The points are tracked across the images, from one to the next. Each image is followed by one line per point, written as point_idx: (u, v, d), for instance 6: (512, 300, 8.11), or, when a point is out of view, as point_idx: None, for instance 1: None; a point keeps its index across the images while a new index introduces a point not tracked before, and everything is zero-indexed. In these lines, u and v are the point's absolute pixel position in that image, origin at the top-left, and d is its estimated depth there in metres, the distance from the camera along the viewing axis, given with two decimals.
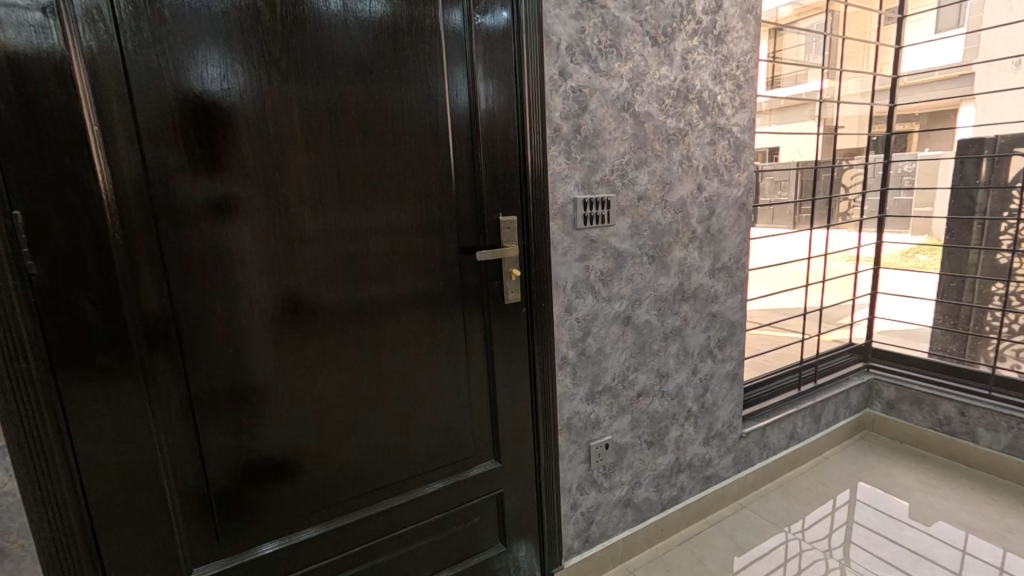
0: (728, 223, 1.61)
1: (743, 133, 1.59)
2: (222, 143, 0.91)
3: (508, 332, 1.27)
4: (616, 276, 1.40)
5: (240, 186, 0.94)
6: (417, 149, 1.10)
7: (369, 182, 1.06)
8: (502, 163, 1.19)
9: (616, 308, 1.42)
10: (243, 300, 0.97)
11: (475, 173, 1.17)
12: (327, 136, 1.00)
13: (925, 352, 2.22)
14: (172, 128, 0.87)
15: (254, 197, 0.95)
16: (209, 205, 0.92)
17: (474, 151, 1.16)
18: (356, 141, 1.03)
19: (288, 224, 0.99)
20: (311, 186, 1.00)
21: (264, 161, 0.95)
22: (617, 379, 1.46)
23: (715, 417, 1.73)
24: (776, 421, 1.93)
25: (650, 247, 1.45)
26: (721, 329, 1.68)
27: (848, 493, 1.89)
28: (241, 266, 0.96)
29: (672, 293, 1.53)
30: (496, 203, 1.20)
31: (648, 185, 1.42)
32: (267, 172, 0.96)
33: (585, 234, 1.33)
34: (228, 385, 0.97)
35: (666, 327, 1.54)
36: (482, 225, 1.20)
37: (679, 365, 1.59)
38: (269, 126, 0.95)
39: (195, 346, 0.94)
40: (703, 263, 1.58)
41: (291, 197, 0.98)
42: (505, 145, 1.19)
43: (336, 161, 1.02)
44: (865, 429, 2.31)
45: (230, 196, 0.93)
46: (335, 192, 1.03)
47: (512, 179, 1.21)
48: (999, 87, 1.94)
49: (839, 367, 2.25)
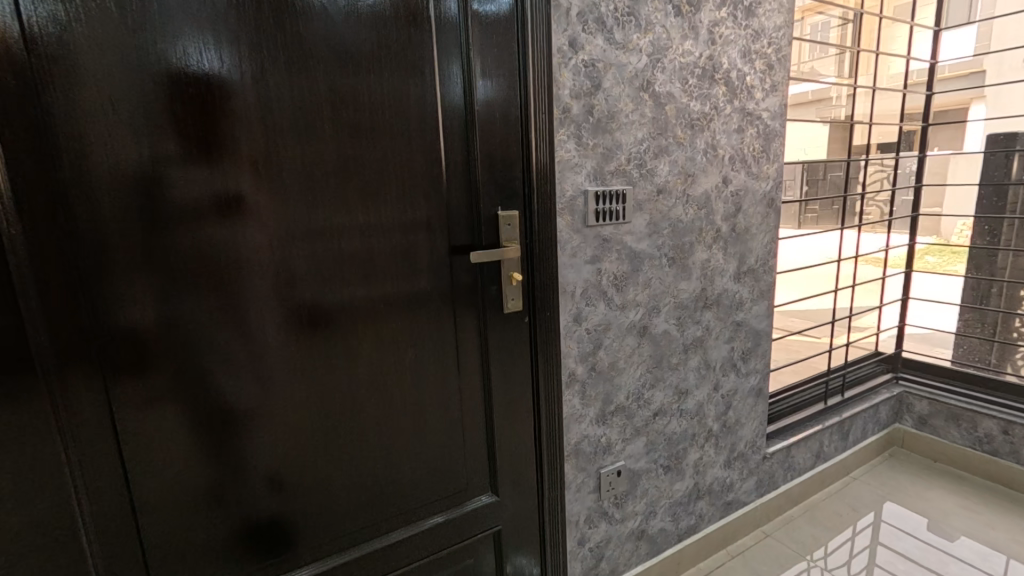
0: (755, 221, 1.44)
1: (774, 119, 1.41)
2: (154, 117, 0.73)
3: (508, 346, 1.09)
4: (631, 280, 1.23)
5: (178, 172, 0.76)
6: (400, 131, 0.91)
7: (343, 170, 0.88)
8: (500, 148, 1.01)
9: (631, 317, 1.24)
10: (185, 310, 0.79)
11: (469, 160, 0.99)
12: (289, 113, 0.82)
13: (948, 360, 2.08)
14: (89, 97, 0.70)
15: (198, 185, 0.77)
16: (138, 193, 0.74)
17: (467, 134, 0.98)
18: (325, 121, 0.85)
19: (242, 220, 0.81)
20: (269, 174, 0.82)
21: (209, 142, 0.77)
22: (632, 397, 1.29)
23: (738, 437, 1.55)
24: (802, 439, 1.76)
25: (669, 247, 1.27)
26: (746, 340, 1.50)
27: (873, 515, 1.73)
28: (181, 269, 0.78)
29: (694, 300, 1.35)
30: (493, 194, 1.02)
31: (669, 176, 1.24)
32: (214, 156, 0.78)
33: (597, 232, 1.15)
34: (167, 414, 0.80)
35: (686, 338, 1.36)
36: (477, 222, 1.01)
37: (700, 381, 1.42)
38: (216, 99, 0.77)
39: (120, 368, 0.76)
40: (728, 266, 1.40)
41: (245, 186, 0.81)
42: (505, 127, 1.01)
43: (300, 143, 0.83)
44: (894, 446, 2.12)
45: (166, 182, 0.75)
46: (298, 180, 0.84)
47: (513, 166, 1.03)
48: (1005, 79, 1.81)
49: (866, 379, 2.07)
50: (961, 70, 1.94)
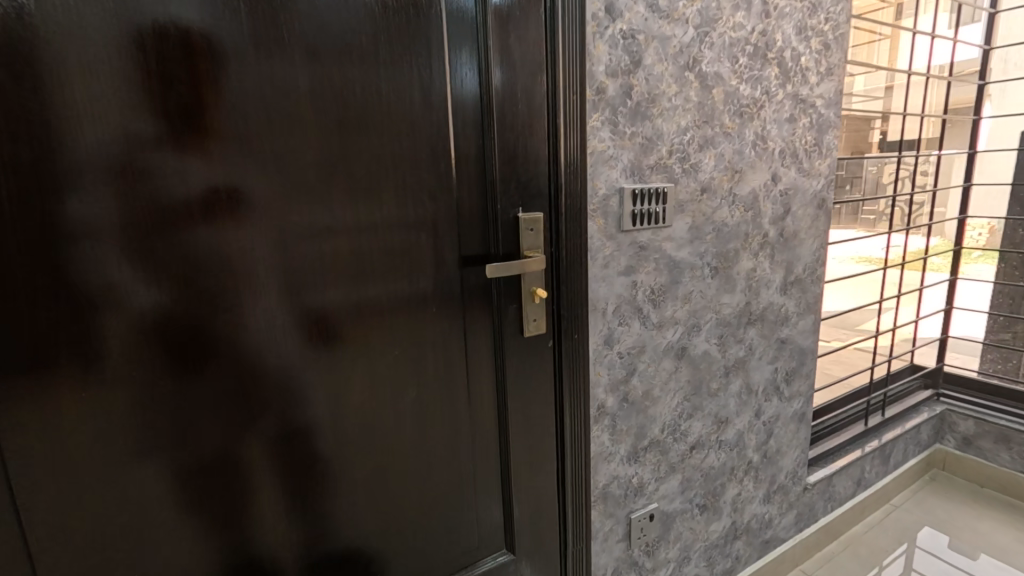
0: (804, 224, 1.26)
1: (828, 108, 1.23)
2: (102, 90, 0.55)
3: (528, 375, 0.90)
4: (670, 295, 1.04)
5: (136, 165, 0.57)
6: (411, 115, 0.73)
7: (332, 162, 0.69)
8: (523, 137, 0.82)
9: (668, 337, 1.06)
10: (140, 338, 0.60)
11: (489, 151, 0.80)
12: (260, 84, 0.62)
13: (975, 372, 1.95)
14: (13, 57, 0.51)
15: (162, 181, 0.59)
16: (79, 190, 0.55)
17: (490, 118, 0.79)
18: (312, 98, 0.66)
19: (214, 228, 0.62)
20: (245, 167, 0.63)
21: (176, 124, 0.59)
22: (667, 430, 1.11)
23: (779, 467, 1.38)
24: (844, 466, 1.59)
25: (713, 255, 1.09)
26: (790, 359, 1.32)
27: (905, 547, 1.56)
28: (141, 291, 0.59)
29: (737, 316, 1.17)
30: (513, 192, 0.83)
31: (714, 171, 1.05)
32: (183, 144, 0.59)
33: (633, 238, 0.97)
34: (109, 478, 0.61)
35: (728, 360, 1.18)
36: (492, 226, 0.82)
37: (740, 408, 1.24)
38: (184, 68, 0.58)
39: (48, 421, 0.57)
40: (775, 276, 1.22)
41: (222, 183, 0.62)
42: (530, 109, 0.82)
43: (275, 126, 0.64)
44: (934, 468, 1.95)
45: (120, 177, 0.57)
46: (277, 175, 0.65)
47: (538, 158, 0.84)
48: (1012, 75, 1.78)
49: (905, 396, 1.91)
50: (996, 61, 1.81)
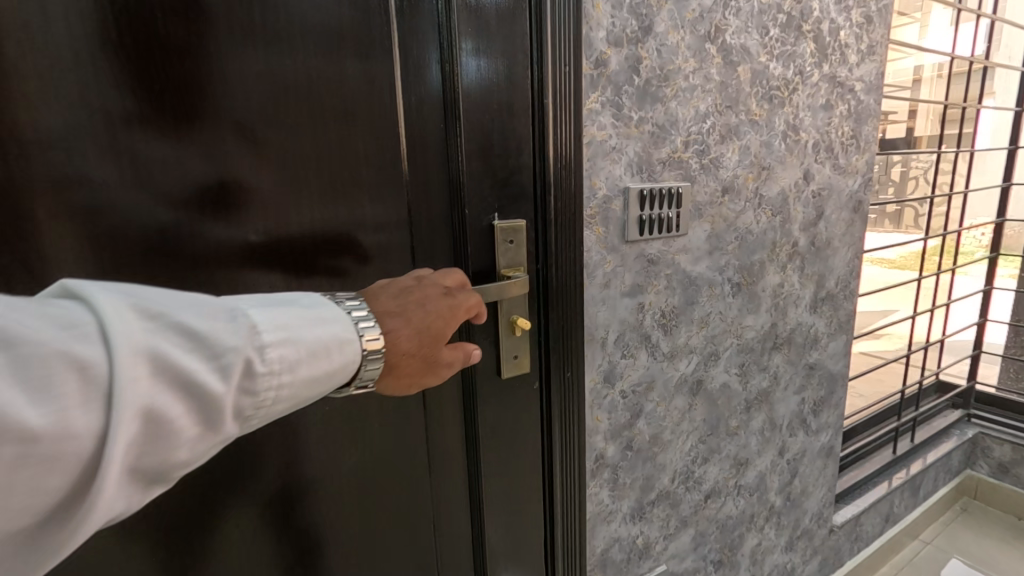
0: (838, 231, 1.07)
1: (868, 94, 1.04)
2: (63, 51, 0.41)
3: (506, 424, 0.71)
4: (683, 318, 0.85)
5: (130, 150, 0.44)
6: (352, 90, 0.54)
7: (326, 148, 0.54)
8: (501, 122, 0.63)
9: (681, 369, 0.87)
10: None
11: (453, 141, 0.61)
12: (231, 45, 0.47)
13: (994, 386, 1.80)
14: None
15: (157, 171, 0.45)
16: (54, 183, 0.42)
17: (453, 97, 0.60)
18: (287, 65, 0.50)
19: (220, 230, 0.49)
20: (251, 155, 0.49)
21: (168, 96, 0.45)
22: (679, 479, 0.93)
23: (803, 510, 1.20)
24: (874, 502, 1.40)
25: (734, 269, 0.90)
26: (819, 387, 1.14)
27: None
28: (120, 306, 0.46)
29: (761, 341, 0.99)
30: (488, 195, 0.64)
31: (738, 168, 0.86)
32: (182, 123, 0.46)
33: (640, 250, 0.78)
34: None
35: (750, 393, 1.00)
36: (460, 237, 0.64)
37: (762, 446, 1.06)
38: (168, 21, 0.44)
39: None
40: (805, 292, 1.04)
41: (230, 175, 0.49)
42: (511, 85, 0.63)
43: (254, 101, 0.49)
44: (965, 497, 1.77)
45: (108, 166, 0.44)
46: (277, 164, 0.51)
47: (521, 150, 0.65)
48: None
49: (933, 419, 1.74)
50: None
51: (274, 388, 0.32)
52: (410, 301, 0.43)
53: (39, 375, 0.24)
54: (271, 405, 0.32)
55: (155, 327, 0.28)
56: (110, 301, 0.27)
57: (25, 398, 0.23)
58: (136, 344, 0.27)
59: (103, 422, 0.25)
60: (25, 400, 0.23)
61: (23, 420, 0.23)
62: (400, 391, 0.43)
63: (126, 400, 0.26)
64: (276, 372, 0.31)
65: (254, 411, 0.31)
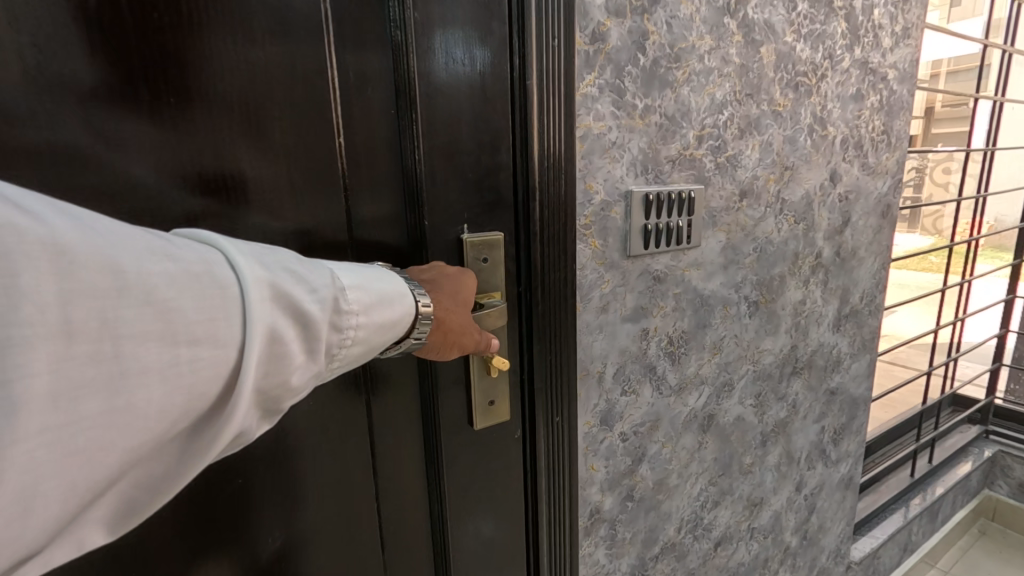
0: (865, 239, 0.94)
1: (902, 83, 0.91)
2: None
3: (480, 482, 0.58)
4: (694, 344, 0.72)
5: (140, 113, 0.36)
6: (279, 64, 0.41)
7: (348, 119, 0.45)
8: (471, 110, 0.50)
9: (691, 403, 0.75)
10: None
11: (407, 133, 0.48)
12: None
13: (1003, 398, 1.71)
14: None
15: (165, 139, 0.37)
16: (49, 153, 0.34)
17: (405, 77, 0.47)
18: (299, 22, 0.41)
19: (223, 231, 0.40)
20: (255, 150, 0.41)
21: (167, 74, 0.37)
22: (686, 527, 0.80)
23: (820, 548, 1.08)
24: (893, 532, 1.28)
25: (752, 286, 0.78)
26: (840, 414, 1.01)
27: None
28: None
29: (780, 366, 0.86)
30: (454, 202, 0.51)
31: (759, 168, 0.73)
32: (192, 107, 0.38)
33: (645, 266, 0.65)
34: None
35: (766, 426, 0.87)
36: (419, 253, 0.50)
37: (778, 483, 0.93)
38: None
39: None
40: (827, 309, 0.91)
41: (241, 171, 0.41)
42: (490, 61, 0.50)
43: (238, 83, 0.40)
44: (982, 519, 1.66)
45: (107, 153, 0.35)
46: (296, 136, 0.43)
47: (497, 145, 0.52)
48: None
49: (948, 436, 1.63)
50: None
51: (353, 328, 0.32)
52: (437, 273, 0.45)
53: (189, 286, 0.24)
54: (353, 345, 0.32)
55: (264, 261, 0.28)
56: (222, 243, 0.28)
57: (183, 304, 0.24)
58: (257, 274, 0.27)
59: (240, 335, 0.25)
60: (180, 304, 0.24)
61: (185, 323, 0.24)
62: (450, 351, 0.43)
63: (259, 314, 0.26)
64: (357, 312, 0.32)
65: (338, 350, 0.31)
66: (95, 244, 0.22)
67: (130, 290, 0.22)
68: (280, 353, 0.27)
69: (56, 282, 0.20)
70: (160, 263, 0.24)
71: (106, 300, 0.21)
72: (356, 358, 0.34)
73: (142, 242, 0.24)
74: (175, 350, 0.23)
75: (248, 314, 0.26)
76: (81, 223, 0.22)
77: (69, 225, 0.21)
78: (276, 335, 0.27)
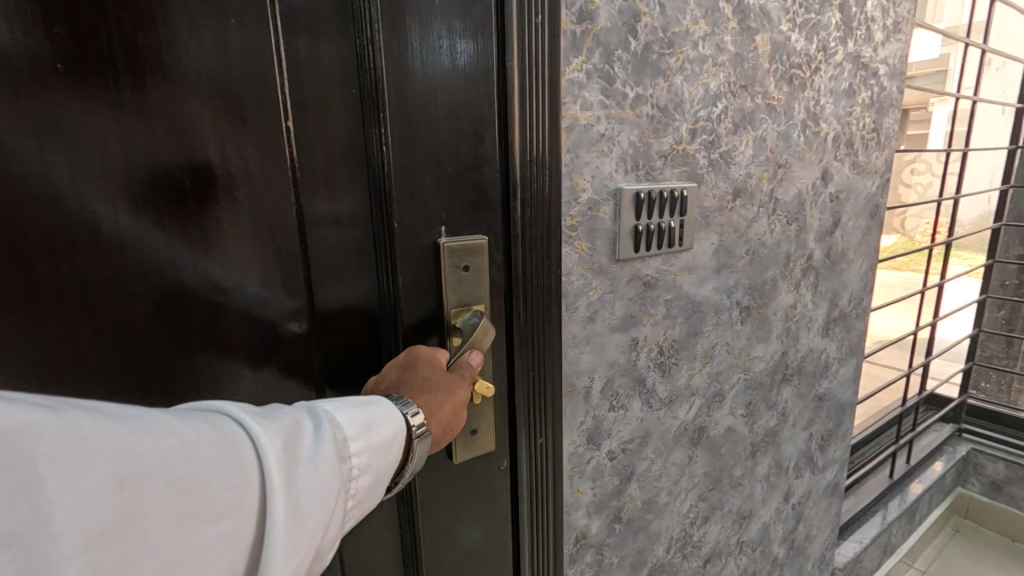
0: (855, 240, 0.91)
1: (891, 80, 0.88)
2: None
3: (461, 517, 0.52)
4: (684, 353, 0.68)
5: (73, 121, 0.30)
6: (206, 28, 0.34)
7: (308, 110, 0.39)
8: (448, 94, 0.43)
9: (681, 416, 0.70)
10: None
11: (373, 119, 0.41)
12: None
13: (978, 397, 1.72)
14: None
15: (105, 139, 0.31)
16: None
17: (369, 52, 0.40)
18: None
19: (204, 261, 0.36)
20: (199, 135, 0.34)
21: (73, 33, 0.29)
22: (675, 546, 0.75)
23: (806, 557, 1.05)
24: (875, 536, 1.27)
25: (744, 290, 0.73)
26: (828, 420, 0.99)
27: None
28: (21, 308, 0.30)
29: (771, 374, 0.82)
30: (428, 202, 0.44)
31: (752, 165, 0.69)
32: (110, 80, 0.31)
33: (636, 271, 0.59)
34: None
35: (757, 437, 0.83)
36: (390, 259, 0.43)
37: (767, 495, 0.90)
38: None
39: None
40: (817, 313, 0.88)
41: (186, 161, 0.34)
42: (474, 36, 0.43)
43: (170, 53, 0.33)
44: (955, 516, 1.67)
45: (32, 153, 0.29)
46: (254, 129, 0.37)
47: (479, 134, 0.45)
48: None
49: (925, 436, 1.63)
50: None
51: (358, 457, 0.30)
52: (399, 368, 0.41)
53: (204, 454, 0.23)
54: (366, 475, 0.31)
55: (261, 415, 0.27)
56: (221, 405, 0.27)
57: (203, 475, 0.22)
58: (264, 430, 0.26)
59: (260, 498, 0.24)
60: (201, 477, 0.22)
61: (209, 498, 0.22)
62: (461, 422, 0.41)
63: (275, 468, 0.25)
64: (354, 438, 0.30)
65: (348, 485, 0.29)
66: (106, 427, 0.20)
67: (147, 475, 0.21)
68: (309, 506, 0.26)
69: (74, 482, 0.18)
70: (171, 436, 0.22)
71: (130, 491, 0.20)
72: (373, 490, 0.32)
73: (145, 417, 0.22)
74: (201, 531, 0.22)
75: (270, 470, 0.25)
76: (82, 407, 0.20)
77: (74, 411, 0.20)
78: (303, 488, 0.25)
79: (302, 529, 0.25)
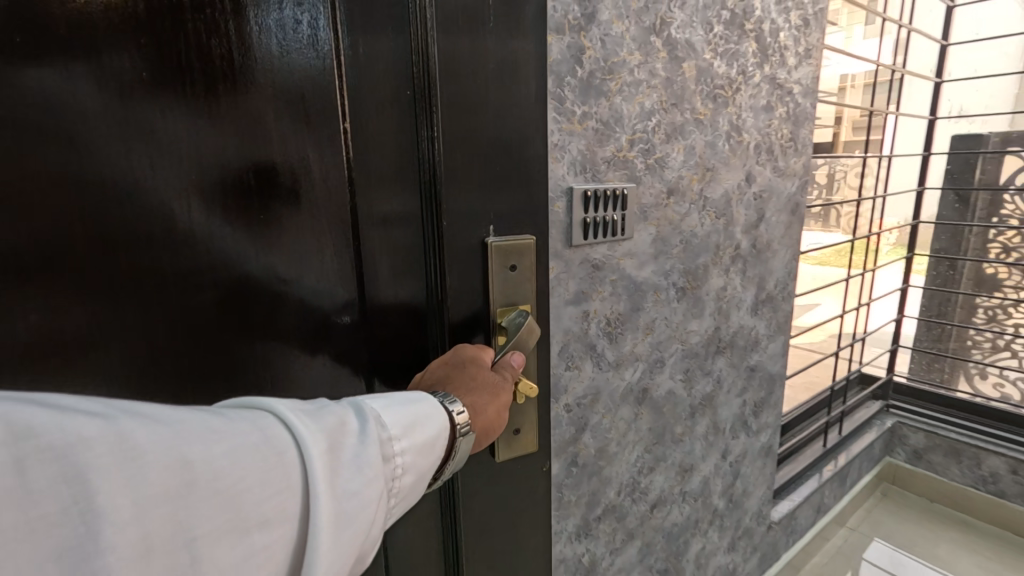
0: (778, 233, 1.07)
1: (805, 97, 1.04)
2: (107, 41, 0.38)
3: (498, 490, 0.67)
4: (629, 325, 0.81)
5: (176, 136, 0.42)
6: (276, 61, 0.45)
7: (369, 120, 0.51)
8: (475, 106, 0.56)
9: (627, 377, 0.83)
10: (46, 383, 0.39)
11: (424, 124, 0.53)
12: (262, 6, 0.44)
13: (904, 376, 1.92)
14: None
15: (200, 150, 0.43)
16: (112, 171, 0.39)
17: (424, 70, 0.52)
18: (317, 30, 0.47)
19: (263, 250, 0.47)
20: (269, 144, 0.46)
21: (160, 55, 0.40)
22: (625, 491, 0.89)
23: (744, 509, 1.21)
24: (807, 495, 1.44)
25: (679, 273, 0.87)
26: (759, 389, 1.14)
27: None
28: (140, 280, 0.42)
29: (706, 345, 0.97)
30: (476, 210, 0.58)
31: (683, 169, 0.83)
32: (186, 83, 0.41)
33: (586, 255, 0.73)
34: None
35: (695, 399, 0.98)
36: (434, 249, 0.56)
37: (705, 451, 1.04)
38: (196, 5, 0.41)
39: None
40: (746, 294, 1.03)
41: (249, 162, 0.45)
42: (498, 59, 0.57)
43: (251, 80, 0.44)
44: (885, 483, 1.87)
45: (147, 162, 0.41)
46: (324, 134, 0.49)
47: (501, 138, 0.59)
48: (961, 72, 1.70)
49: (857, 411, 1.83)
50: (951, 57, 1.70)
51: (402, 455, 0.37)
52: (453, 371, 0.53)
53: (251, 463, 0.27)
54: (407, 474, 0.37)
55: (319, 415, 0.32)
56: (272, 403, 0.31)
57: (246, 485, 0.26)
58: (315, 439, 0.30)
59: (300, 504, 0.28)
60: (244, 486, 0.26)
61: (253, 506, 0.26)
62: (502, 420, 0.52)
63: (318, 476, 0.29)
64: (398, 437, 0.37)
65: (392, 478, 0.36)
66: (157, 437, 0.24)
67: (195, 483, 0.24)
68: (350, 510, 0.30)
69: (121, 494, 0.22)
70: (225, 443, 0.26)
71: (175, 503, 0.24)
72: (415, 484, 0.39)
73: (200, 423, 0.26)
74: (245, 538, 0.26)
75: (314, 476, 0.29)
76: (132, 413, 0.24)
77: (124, 417, 0.24)
78: (342, 493, 0.30)
79: (339, 534, 0.29)
